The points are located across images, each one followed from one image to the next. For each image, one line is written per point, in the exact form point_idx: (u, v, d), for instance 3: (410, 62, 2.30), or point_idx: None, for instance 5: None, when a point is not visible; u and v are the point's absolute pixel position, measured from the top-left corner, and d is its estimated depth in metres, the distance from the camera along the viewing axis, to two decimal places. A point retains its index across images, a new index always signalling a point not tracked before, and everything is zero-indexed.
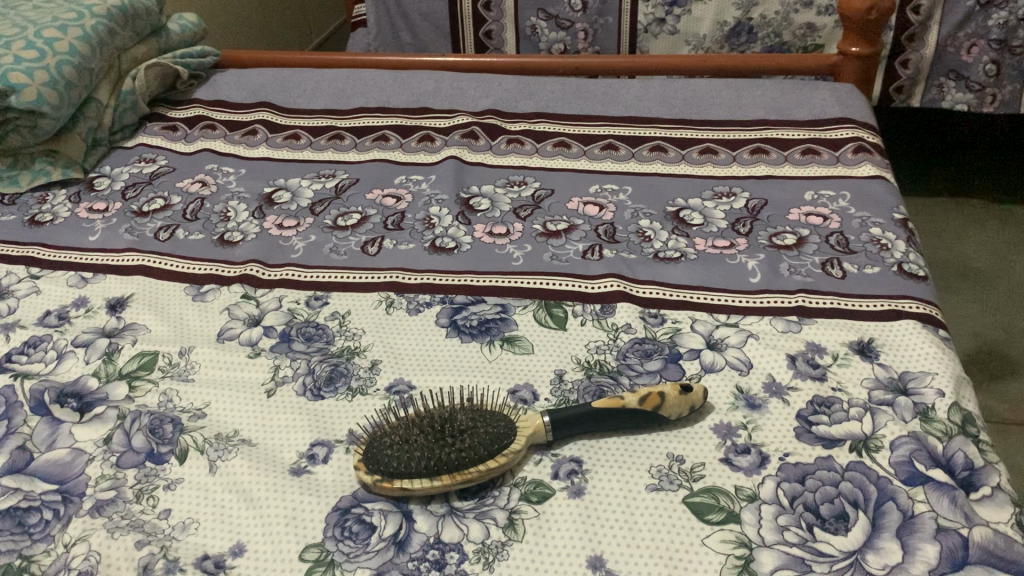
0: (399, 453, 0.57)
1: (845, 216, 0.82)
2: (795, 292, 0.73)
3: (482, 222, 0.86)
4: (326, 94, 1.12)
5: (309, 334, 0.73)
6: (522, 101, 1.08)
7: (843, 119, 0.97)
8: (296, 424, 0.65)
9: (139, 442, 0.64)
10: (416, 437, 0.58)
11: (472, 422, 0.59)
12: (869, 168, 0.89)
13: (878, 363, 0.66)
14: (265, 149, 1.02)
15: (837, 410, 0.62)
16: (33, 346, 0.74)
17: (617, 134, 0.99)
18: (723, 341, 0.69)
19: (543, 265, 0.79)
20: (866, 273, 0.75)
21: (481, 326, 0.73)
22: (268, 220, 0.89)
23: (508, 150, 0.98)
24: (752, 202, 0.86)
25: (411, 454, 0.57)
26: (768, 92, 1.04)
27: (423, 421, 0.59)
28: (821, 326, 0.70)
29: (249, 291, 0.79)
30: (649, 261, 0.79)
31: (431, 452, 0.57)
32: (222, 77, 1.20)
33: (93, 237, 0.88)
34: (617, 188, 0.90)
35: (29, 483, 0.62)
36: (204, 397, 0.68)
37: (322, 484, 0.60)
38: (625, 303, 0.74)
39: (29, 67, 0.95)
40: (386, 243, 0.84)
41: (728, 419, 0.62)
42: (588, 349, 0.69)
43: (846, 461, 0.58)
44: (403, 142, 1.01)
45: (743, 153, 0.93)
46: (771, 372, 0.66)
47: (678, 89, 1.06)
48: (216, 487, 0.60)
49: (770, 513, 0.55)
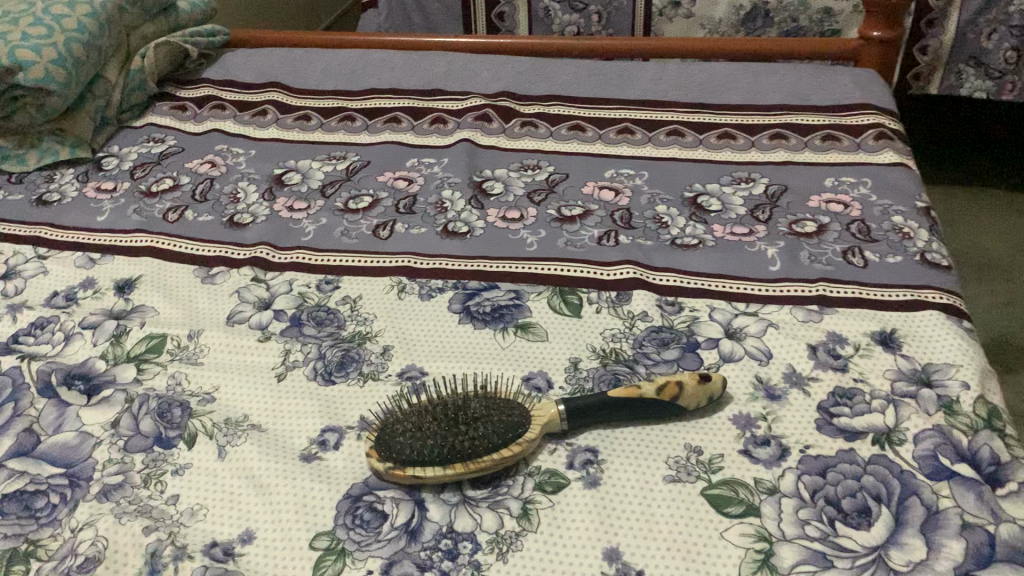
0: (410, 440, 0.56)
1: (867, 204, 0.80)
2: (815, 280, 0.72)
3: (495, 207, 0.84)
4: (336, 76, 1.10)
5: (320, 318, 0.72)
6: (535, 83, 1.05)
7: (864, 104, 0.94)
8: (307, 409, 0.64)
9: (147, 426, 0.63)
10: (425, 421, 0.57)
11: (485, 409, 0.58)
12: (890, 155, 0.86)
13: (900, 354, 0.64)
14: (276, 129, 1.00)
15: (859, 402, 0.61)
16: (40, 327, 0.73)
17: (633, 118, 0.96)
18: (742, 330, 0.68)
19: (557, 251, 0.78)
20: (888, 262, 0.73)
21: (494, 312, 0.72)
22: (278, 202, 0.87)
23: (522, 133, 0.96)
24: (772, 188, 0.83)
25: (423, 442, 0.56)
26: (787, 76, 1.01)
27: (432, 407, 0.59)
28: (842, 316, 0.68)
29: (259, 273, 0.77)
30: (667, 247, 0.77)
31: (443, 440, 0.56)
32: (231, 56, 1.17)
33: (102, 217, 0.86)
34: (634, 173, 0.87)
35: (36, 466, 0.61)
36: (213, 380, 0.67)
37: (333, 471, 0.59)
38: (642, 290, 0.72)
39: (37, 44, 0.92)
40: (397, 226, 0.82)
41: (748, 410, 0.61)
42: (604, 337, 0.68)
43: (868, 454, 0.58)
44: (414, 124, 0.99)
45: (761, 138, 0.91)
46: (791, 362, 0.65)
47: (695, 73, 1.03)
48: (225, 473, 0.60)
49: (790, 506, 0.54)
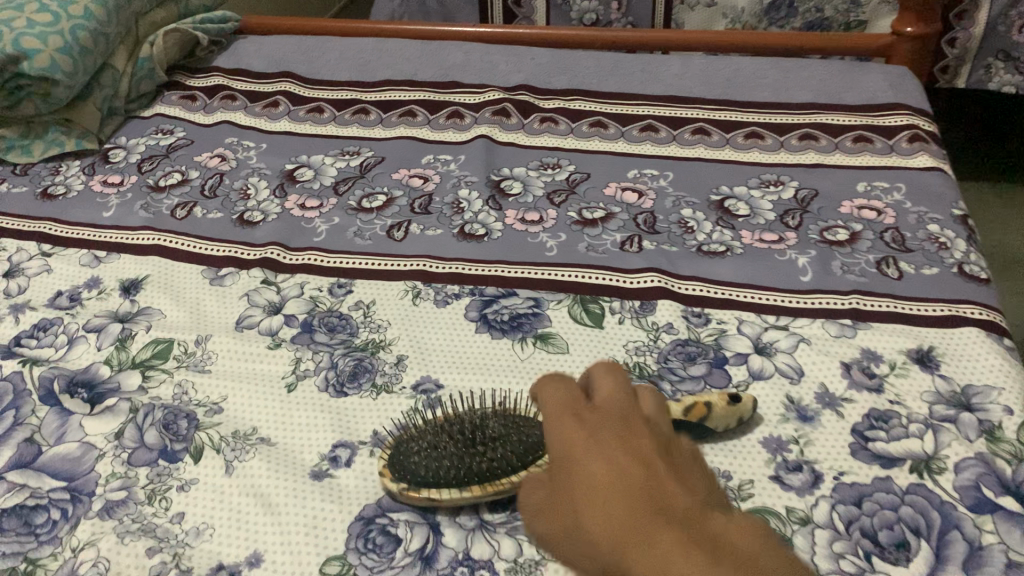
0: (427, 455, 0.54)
1: (901, 211, 0.77)
2: (848, 293, 0.69)
3: (514, 208, 0.81)
4: (351, 66, 1.07)
5: (332, 324, 0.70)
6: (555, 76, 1.02)
7: (897, 104, 0.91)
8: (318, 423, 0.62)
9: (152, 438, 0.61)
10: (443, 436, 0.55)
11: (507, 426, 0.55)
12: (925, 159, 0.83)
13: (938, 374, 0.62)
14: (287, 122, 0.97)
15: (895, 425, 0.58)
16: (43, 329, 0.71)
17: (656, 115, 0.93)
18: (772, 345, 0.65)
19: (578, 256, 0.75)
20: (924, 274, 0.70)
21: (513, 321, 0.69)
22: (290, 199, 0.84)
23: (542, 129, 0.93)
24: (801, 192, 0.80)
25: (439, 459, 0.53)
26: (817, 72, 0.98)
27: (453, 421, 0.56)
28: (876, 332, 0.65)
29: (269, 275, 0.75)
30: (692, 254, 0.74)
31: (460, 459, 0.53)
32: (242, 43, 1.14)
33: (108, 213, 0.84)
34: (658, 174, 0.84)
35: (36, 479, 0.59)
36: (221, 390, 0.64)
37: (345, 490, 0.57)
38: (667, 300, 0.69)
39: (42, 31, 0.89)
40: (412, 227, 0.80)
41: (779, 432, 0.59)
42: (627, 350, 0.66)
43: (906, 483, 0.55)
44: (430, 118, 0.96)
45: (790, 138, 0.88)
46: (824, 381, 0.62)
47: (721, 67, 1.00)
48: (233, 490, 0.57)
49: (824, 538, 0.52)
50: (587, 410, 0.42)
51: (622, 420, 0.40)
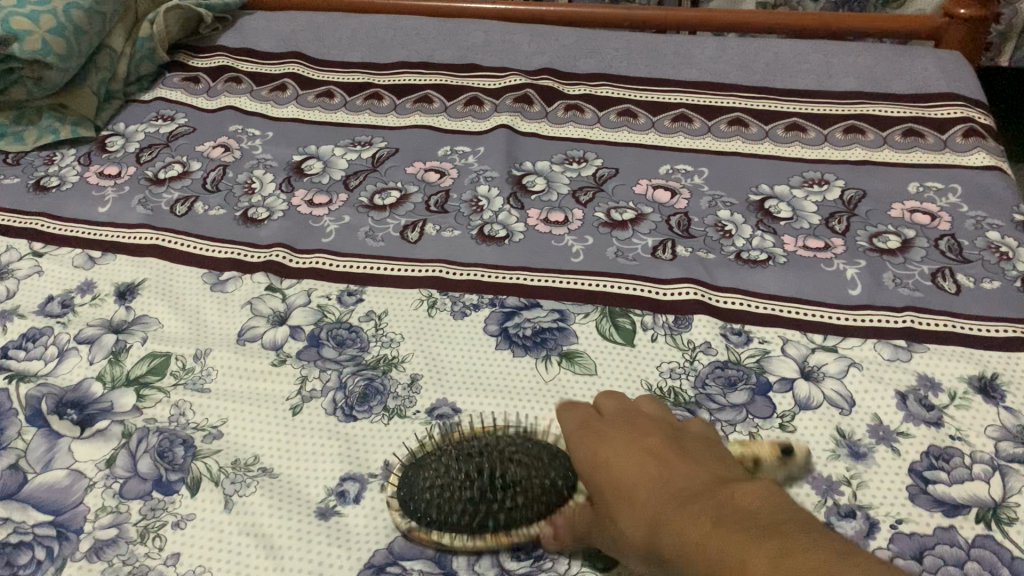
0: (439, 496, 0.47)
1: (957, 215, 0.71)
2: (901, 310, 0.63)
3: (537, 207, 0.76)
4: (364, 46, 1.01)
5: (341, 337, 0.65)
6: (581, 59, 0.96)
7: (950, 94, 0.84)
8: (325, 452, 0.57)
9: (146, 467, 0.56)
10: (456, 473, 0.47)
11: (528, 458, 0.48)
12: (982, 156, 0.77)
13: (1004, 406, 0.56)
14: (295, 108, 0.91)
15: (957, 466, 0.53)
16: (32, 339, 0.66)
17: (689, 104, 0.87)
18: (820, 369, 0.59)
19: (606, 263, 0.69)
20: (985, 288, 0.64)
21: (536, 337, 0.64)
22: (297, 195, 0.79)
23: (566, 118, 0.87)
24: (848, 193, 0.74)
25: (454, 504, 0.47)
26: (862, 58, 0.91)
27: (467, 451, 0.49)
28: (934, 355, 0.60)
29: (275, 281, 0.70)
30: (730, 262, 0.69)
31: (474, 509, 0.46)
32: (249, 20, 1.08)
33: (104, 208, 0.78)
34: (692, 170, 0.79)
35: (20, 512, 0.54)
36: (221, 411, 0.60)
37: (354, 532, 0.52)
38: (703, 316, 0.64)
39: (33, 11, 0.83)
40: (428, 228, 0.74)
41: (829, 471, 0.53)
42: (661, 372, 0.60)
43: (972, 534, 0.50)
44: (447, 105, 0.90)
45: (834, 132, 0.81)
46: (877, 412, 0.56)
47: (759, 52, 0.94)
48: (232, 529, 0.53)
49: None
50: (599, 424, 0.49)
51: (629, 424, 0.48)
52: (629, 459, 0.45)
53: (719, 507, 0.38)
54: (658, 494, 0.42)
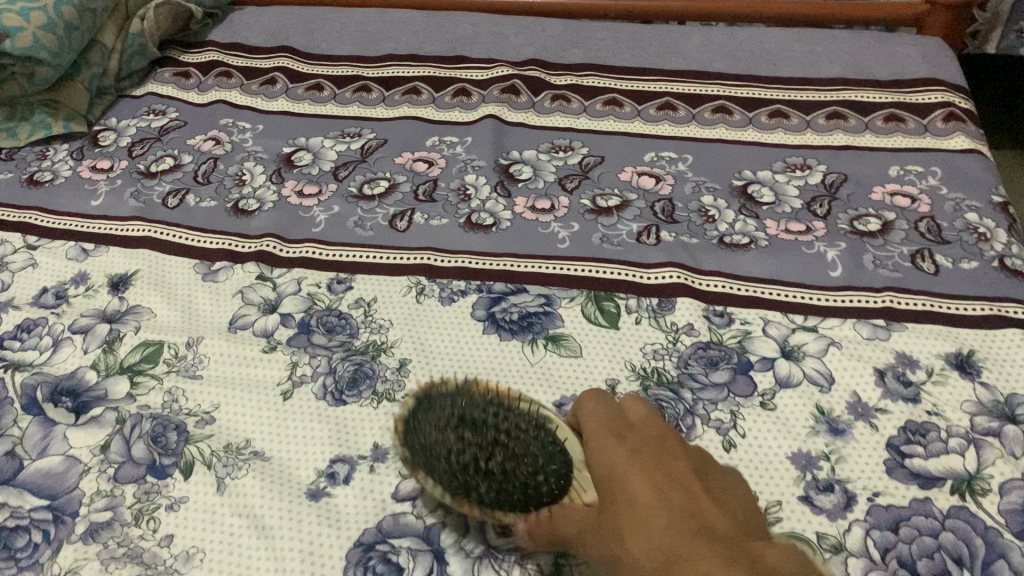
0: (422, 454, 0.45)
1: (936, 197, 0.72)
2: (881, 290, 0.64)
3: (524, 194, 0.77)
4: (353, 39, 1.02)
5: (330, 324, 0.66)
6: (568, 49, 0.97)
7: (931, 79, 0.85)
8: (316, 435, 0.58)
9: (140, 452, 0.57)
10: (445, 439, 0.44)
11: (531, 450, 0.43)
12: (962, 140, 0.78)
13: (979, 381, 0.57)
14: (285, 101, 0.92)
15: (934, 440, 0.54)
16: (27, 330, 0.67)
17: (674, 92, 0.88)
18: (800, 348, 0.60)
19: (592, 249, 0.70)
20: (963, 268, 0.66)
21: (522, 321, 0.65)
22: (287, 186, 0.80)
23: (553, 108, 0.88)
24: (830, 177, 0.76)
25: (446, 456, 0.43)
26: (845, 45, 0.92)
27: (473, 416, 0.45)
28: (912, 334, 0.61)
29: (265, 270, 0.71)
30: (714, 246, 0.70)
31: (463, 466, 0.43)
32: (239, 16, 1.09)
33: (97, 201, 0.79)
34: (676, 157, 0.80)
35: (17, 497, 0.55)
36: (214, 397, 0.61)
37: (344, 512, 0.53)
38: (686, 298, 0.65)
39: (24, 8, 0.84)
40: (416, 217, 0.75)
41: (808, 447, 0.55)
42: (645, 354, 0.61)
43: (947, 505, 0.51)
44: (435, 96, 0.91)
45: (817, 118, 0.82)
46: (855, 389, 0.58)
47: (744, 40, 0.95)
48: (225, 511, 0.54)
49: (858, 569, 0.48)
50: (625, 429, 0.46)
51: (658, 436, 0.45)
52: (652, 481, 0.41)
53: (753, 559, 0.35)
54: (673, 519, 0.38)
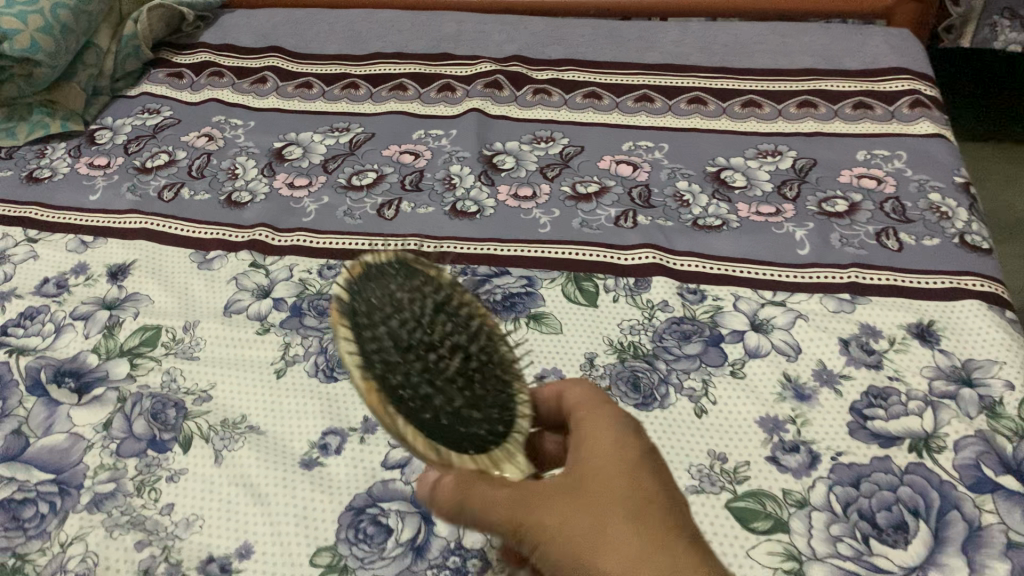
0: (388, 303, 0.39)
1: (901, 179, 0.76)
2: (846, 266, 0.67)
3: (506, 183, 0.80)
4: (340, 39, 1.05)
5: (321, 307, 0.69)
6: (549, 46, 1.00)
7: (898, 68, 0.89)
8: (308, 410, 0.61)
9: (141, 428, 0.60)
10: (417, 309, 0.39)
11: (490, 388, 0.40)
12: (926, 125, 0.81)
13: (938, 349, 0.60)
14: (275, 98, 0.95)
15: (894, 403, 0.57)
16: (30, 318, 0.70)
17: (651, 85, 0.91)
18: (769, 321, 0.64)
19: (572, 233, 0.73)
20: (926, 245, 0.69)
21: (505, 301, 0.68)
22: (278, 178, 0.83)
23: (534, 102, 0.91)
24: (800, 162, 0.79)
25: (409, 313, 0.39)
26: (817, 37, 0.95)
27: (454, 314, 0.41)
28: (875, 306, 0.64)
29: (258, 258, 0.74)
30: (688, 228, 0.73)
31: (420, 328, 0.38)
32: (230, 18, 1.12)
33: (95, 196, 0.82)
34: (653, 146, 0.83)
35: (25, 472, 0.58)
36: (210, 376, 0.63)
37: (337, 480, 0.56)
38: (661, 277, 0.68)
39: (22, 11, 0.87)
40: (403, 205, 0.78)
41: (775, 412, 0.58)
42: (621, 329, 0.64)
43: (905, 462, 0.54)
44: (421, 92, 0.94)
45: (788, 106, 0.86)
46: (821, 358, 0.61)
47: (719, 34, 0.98)
48: (222, 481, 0.56)
49: (821, 521, 0.51)
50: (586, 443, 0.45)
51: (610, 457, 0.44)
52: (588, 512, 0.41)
53: None
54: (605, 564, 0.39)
